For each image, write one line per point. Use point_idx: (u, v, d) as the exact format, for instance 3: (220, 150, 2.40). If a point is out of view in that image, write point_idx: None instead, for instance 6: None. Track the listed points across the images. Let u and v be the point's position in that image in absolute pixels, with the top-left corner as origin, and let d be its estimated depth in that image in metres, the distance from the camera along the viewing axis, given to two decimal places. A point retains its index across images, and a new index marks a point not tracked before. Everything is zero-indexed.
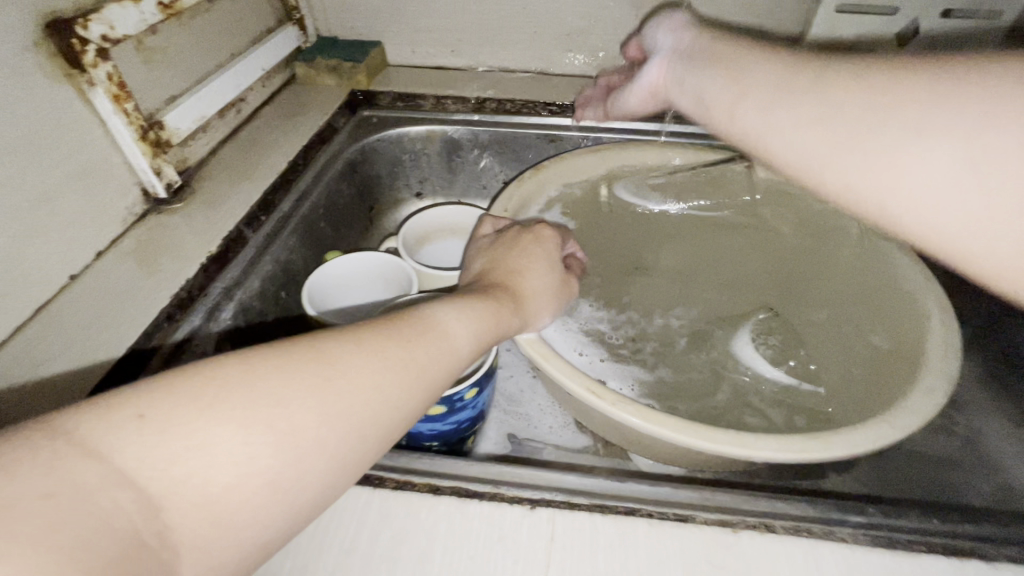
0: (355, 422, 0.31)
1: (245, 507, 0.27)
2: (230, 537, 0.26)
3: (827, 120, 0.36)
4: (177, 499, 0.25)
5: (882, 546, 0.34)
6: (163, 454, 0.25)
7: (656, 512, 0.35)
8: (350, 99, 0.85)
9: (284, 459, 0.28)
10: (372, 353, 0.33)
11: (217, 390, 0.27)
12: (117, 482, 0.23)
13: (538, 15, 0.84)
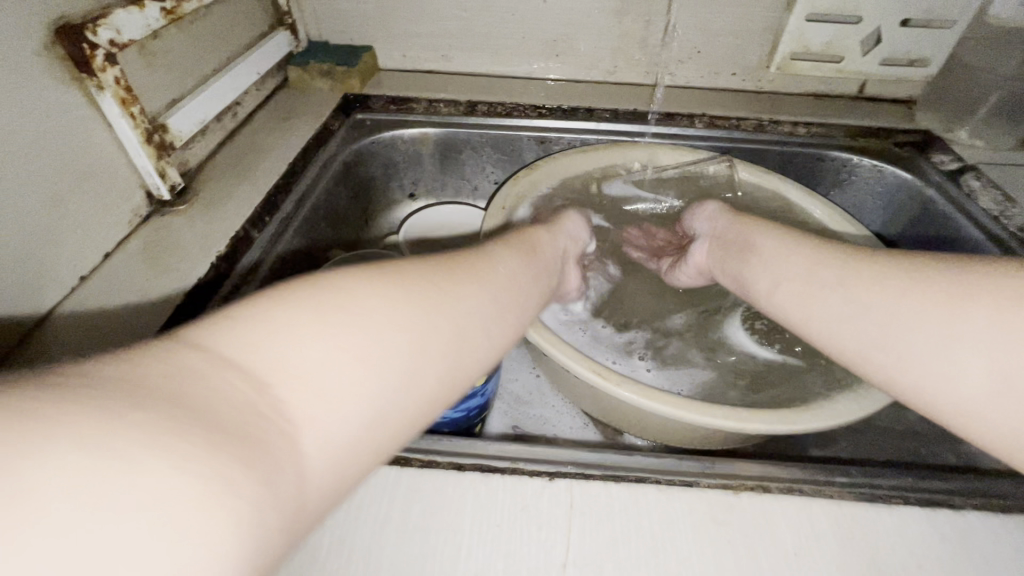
0: (441, 338, 0.32)
1: (352, 381, 0.27)
2: (345, 408, 0.26)
3: (830, 282, 0.46)
4: (296, 389, 0.25)
5: (865, 501, 0.38)
6: (263, 344, 0.26)
7: (664, 479, 0.38)
8: (343, 102, 0.86)
9: (377, 343, 0.29)
10: (440, 286, 0.35)
11: (313, 300, 0.29)
12: (222, 365, 0.24)
13: (525, 21, 0.87)
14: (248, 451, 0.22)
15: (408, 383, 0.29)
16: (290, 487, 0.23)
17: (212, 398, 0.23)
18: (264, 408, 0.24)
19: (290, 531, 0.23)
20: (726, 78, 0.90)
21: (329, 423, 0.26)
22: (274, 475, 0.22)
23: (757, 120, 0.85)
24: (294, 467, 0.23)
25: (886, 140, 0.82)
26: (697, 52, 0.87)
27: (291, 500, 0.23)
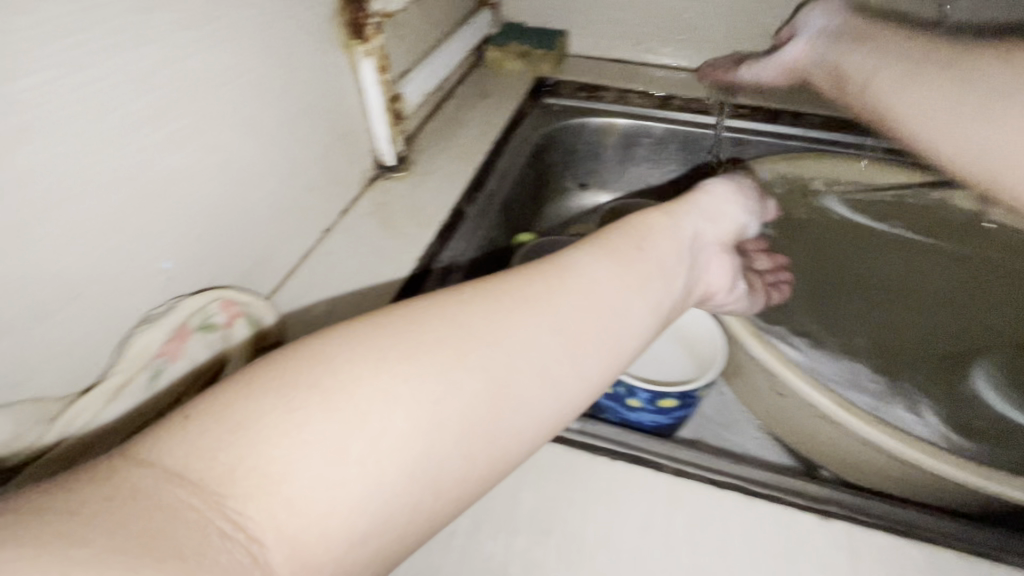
0: (529, 353, 0.29)
1: (435, 387, 0.26)
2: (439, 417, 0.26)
3: None
4: (353, 425, 0.24)
5: None
6: (343, 362, 0.25)
7: (962, 543, 0.33)
8: (535, 85, 0.86)
9: (445, 339, 0.28)
10: (534, 289, 0.31)
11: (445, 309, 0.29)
12: (299, 386, 0.24)
13: (737, 13, 0.82)
14: (294, 492, 0.22)
15: (488, 408, 0.27)
16: (342, 524, 0.22)
17: (277, 441, 0.22)
18: (320, 446, 0.23)
19: (355, 559, 0.23)
20: None
21: (400, 461, 0.24)
22: (328, 515, 0.22)
23: None
24: (350, 504, 0.23)
25: None
26: None
27: (344, 537, 0.22)
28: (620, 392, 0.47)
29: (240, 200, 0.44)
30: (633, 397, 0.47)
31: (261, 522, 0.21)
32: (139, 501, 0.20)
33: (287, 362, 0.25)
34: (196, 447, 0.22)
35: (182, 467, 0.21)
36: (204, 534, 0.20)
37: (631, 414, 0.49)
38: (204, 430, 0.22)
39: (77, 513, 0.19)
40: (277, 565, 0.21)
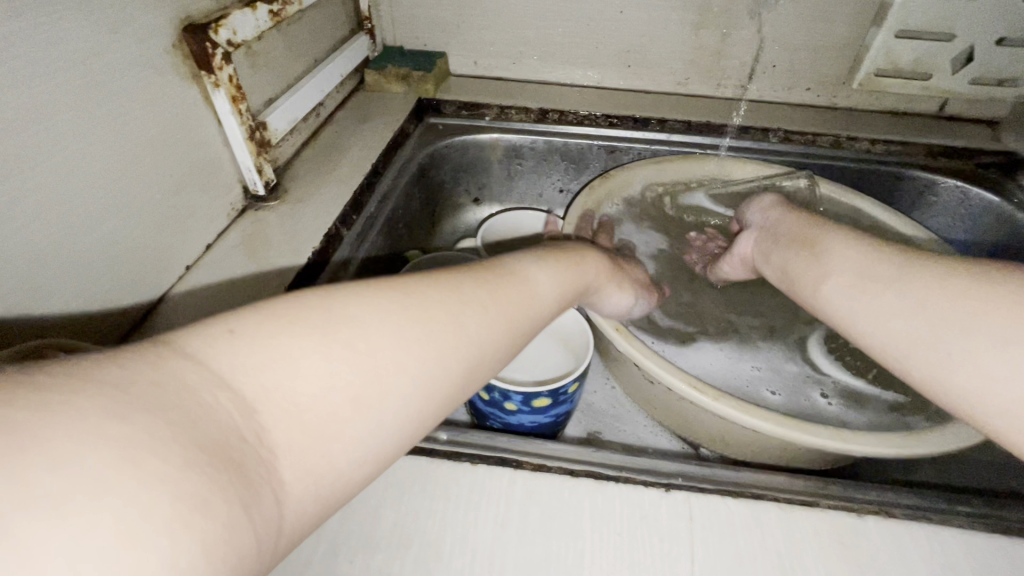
0: (500, 341, 0.33)
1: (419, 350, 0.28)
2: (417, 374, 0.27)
3: (886, 279, 0.44)
4: (371, 376, 0.25)
5: (996, 532, 0.36)
6: (355, 317, 0.27)
7: (783, 496, 0.37)
8: (418, 106, 0.88)
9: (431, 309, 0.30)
10: (494, 276, 0.35)
11: (430, 285, 0.31)
12: (320, 333, 0.25)
13: (600, 31, 0.88)
14: (314, 422, 0.23)
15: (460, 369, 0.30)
16: (339, 458, 0.24)
17: (311, 378, 0.24)
18: (342, 391, 0.24)
19: (337, 487, 0.24)
20: (800, 93, 0.88)
21: (400, 410, 0.26)
22: (326, 446, 0.23)
23: (835, 137, 0.83)
24: (350, 441, 0.24)
25: (969, 161, 0.80)
26: (773, 67, 0.86)
27: (338, 467, 0.24)
28: (496, 398, 0.49)
29: (69, 243, 0.41)
30: (508, 400, 0.48)
31: (281, 443, 0.22)
32: (186, 395, 0.20)
33: (315, 301, 0.26)
34: (244, 361, 0.23)
35: (231, 376, 0.22)
36: (236, 439, 0.21)
37: (510, 417, 0.50)
38: (247, 344, 0.23)
39: (121, 392, 0.19)
40: (290, 478, 0.22)
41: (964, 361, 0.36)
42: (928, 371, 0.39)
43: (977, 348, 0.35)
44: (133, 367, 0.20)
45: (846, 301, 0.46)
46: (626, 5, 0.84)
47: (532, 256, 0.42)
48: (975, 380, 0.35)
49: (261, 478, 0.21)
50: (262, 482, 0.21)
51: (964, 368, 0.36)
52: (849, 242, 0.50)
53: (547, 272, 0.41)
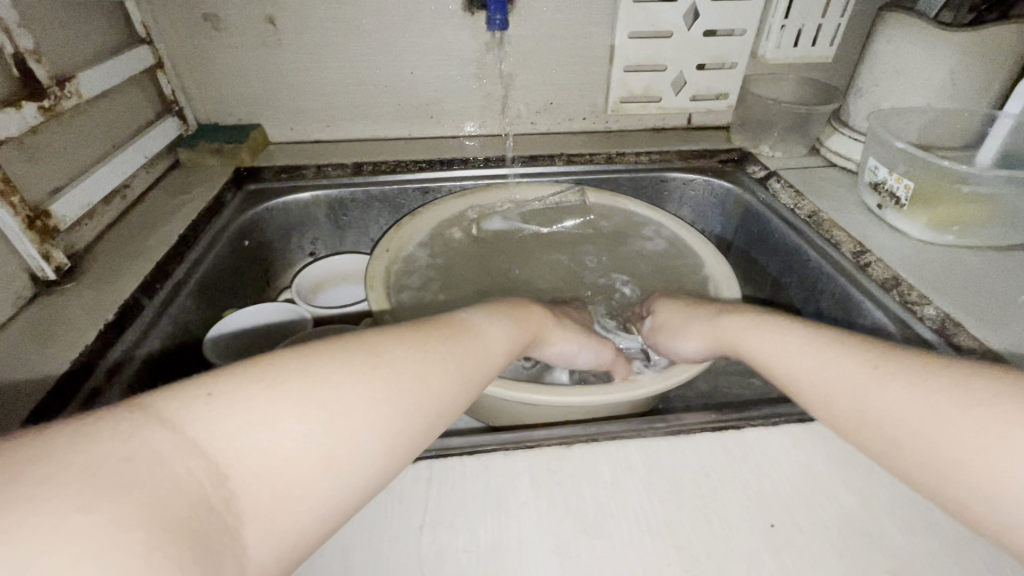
0: (453, 401, 0.44)
1: (363, 417, 0.37)
2: (362, 437, 0.36)
3: (896, 374, 0.41)
4: (332, 446, 0.35)
5: (670, 434, 0.46)
6: (317, 386, 0.36)
7: (511, 446, 0.45)
8: (235, 176, 0.93)
9: (383, 377, 0.39)
10: (446, 344, 0.46)
11: (390, 358, 0.41)
12: (278, 397, 0.34)
13: (399, 90, 0.99)
14: (275, 482, 0.32)
15: (400, 429, 0.39)
16: (298, 513, 0.33)
17: (281, 440, 0.33)
18: (306, 458, 0.33)
19: (284, 537, 0.32)
20: (579, 122, 1.04)
21: (362, 464, 0.36)
22: (272, 500, 0.32)
23: (607, 154, 0.99)
24: (310, 495, 0.33)
25: (713, 160, 0.98)
26: (550, 104, 1.01)
27: (302, 518, 0.33)
28: None
29: None
30: None
31: (245, 507, 0.30)
32: (158, 469, 0.28)
33: (298, 377, 0.36)
34: (214, 421, 0.31)
35: (202, 441, 0.30)
36: (207, 507, 0.29)
37: None
38: (224, 409, 0.32)
39: (93, 477, 0.26)
40: (253, 538, 0.30)
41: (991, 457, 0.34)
42: (837, 381, 0.44)
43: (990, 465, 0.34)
44: (108, 443, 0.28)
45: (761, 346, 0.52)
46: (415, 66, 0.96)
47: (489, 315, 0.53)
48: (902, 414, 0.39)
49: (226, 542, 0.29)
50: (233, 535, 0.29)
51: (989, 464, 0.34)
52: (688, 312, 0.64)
53: (505, 329, 0.52)
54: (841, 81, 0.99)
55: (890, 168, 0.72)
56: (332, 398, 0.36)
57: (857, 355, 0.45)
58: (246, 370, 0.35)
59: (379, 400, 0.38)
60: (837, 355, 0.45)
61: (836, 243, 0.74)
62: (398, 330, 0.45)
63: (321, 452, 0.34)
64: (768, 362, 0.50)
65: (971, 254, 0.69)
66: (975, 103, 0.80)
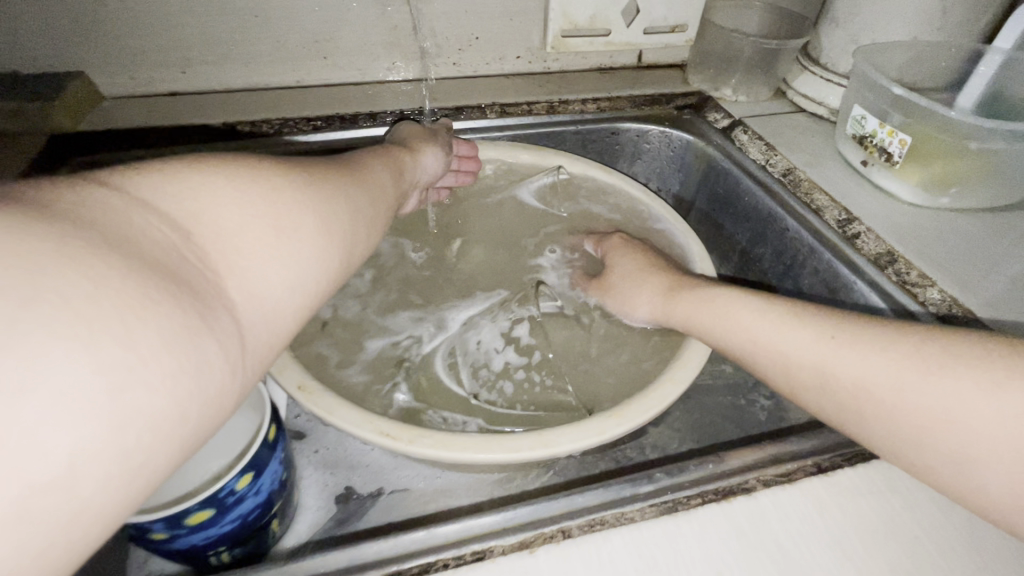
0: (376, 210, 0.43)
1: (318, 199, 0.35)
2: (322, 216, 0.35)
3: (805, 324, 0.39)
4: (296, 217, 0.32)
5: (665, 513, 0.34)
6: (259, 165, 0.33)
7: (452, 558, 0.33)
8: (52, 146, 0.68)
9: (318, 175, 0.37)
10: (354, 168, 0.44)
11: (312, 164, 0.39)
12: (224, 170, 0.31)
13: (273, 22, 0.75)
14: (248, 244, 0.29)
15: (349, 223, 0.37)
16: (278, 287, 0.30)
17: (239, 212, 0.30)
18: (273, 228, 0.31)
19: (268, 310, 0.29)
20: (512, 61, 0.85)
21: (325, 256, 0.34)
22: (252, 266, 0.29)
23: (548, 102, 0.82)
24: (287, 272, 0.31)
25: (667, 106, 0.83)
26: (476, 38, 0.82)
27: (282, 288, 0.30)
28: (136, 532, 0.38)
29: None
30: (151, 532, 0.37)
31: (222, 268, 0.28)
32: (111, 216, 0.25)
33: (234, 160, 0.32)
34: (163, 186, 0.28)
35: (149, 200, 0.27)
36: (178, 257, 0.26)
37: (167, 545, 0.39)
38: (169, 181, 0.29)
39: (56, 216, 0.23)
40: (240, 297, 0.28)
41: (931, 411, 0.33)
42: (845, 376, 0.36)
43: (934, 417, 0.33)
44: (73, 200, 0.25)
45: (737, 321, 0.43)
46: None
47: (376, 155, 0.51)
48: (864, 381, 0.35)
49: (214, 298, 0.27)
50: (217, 292, 0.27)
51: (932, 418, 0.33)
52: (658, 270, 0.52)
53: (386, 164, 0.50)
54: (808, 8, 0.86)
55: (881, 119, 0.62)
56: (282, 174, 0.34)
57: (766, 311, 0.42)
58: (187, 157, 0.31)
59: (322, 186, 0.36)
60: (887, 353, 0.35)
61: (817, 209, 0.64)
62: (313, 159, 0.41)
63: (290, 222, 0.32)
64: (725, 331, 0.43)
65: (963, 218, 0.62)
66: (960, 38, 0.71)
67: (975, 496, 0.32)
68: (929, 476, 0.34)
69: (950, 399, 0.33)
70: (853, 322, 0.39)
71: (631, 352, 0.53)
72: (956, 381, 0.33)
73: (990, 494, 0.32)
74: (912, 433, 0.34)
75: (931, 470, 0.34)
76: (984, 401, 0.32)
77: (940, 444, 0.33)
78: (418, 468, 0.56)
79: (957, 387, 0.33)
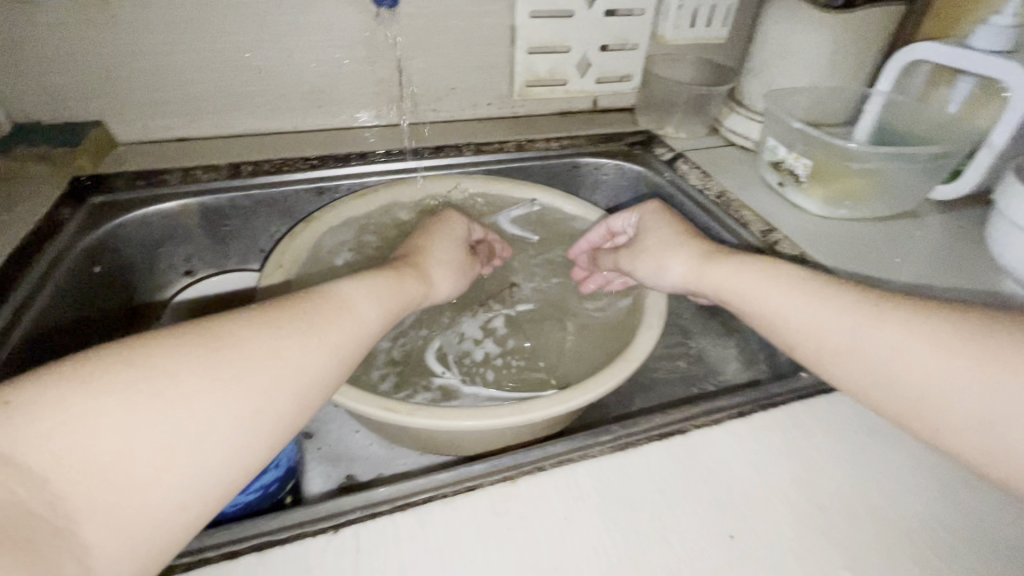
0: (328, 368, 0.40)
1: (228, 397, 0.34)
2: (231, 413, 0.34)
3: None
4: (193, 424, 0.32)
5: (618, 450, 0.43)
6: (169, 367, 0.33)
7: (450, 490, 0.40)
8: (74, 186, 0.76)
9: (246, 354, 0.36)
10: (311, 312, 0.42)
11: (247, 336, 0.37)
12: (123, 384, 0.31)
13: (274, 76, 0.85)
14: (126, 471, 0.29)
15: (276, 405, 0.36)
16: (162, 505, 0.31)
17: (109, 440, 0.29)
18: (160, 445, 0.31)
19: (148, 532, 0.30)
20: (484, 107, 0.98)
21: (223, 451, 0.33)
22: (128, 492, 0.29)
23: (517, 141, 0.94)
24: (161, 486, 0.30)
25: (620, 143, 0.97)
26: (452, 88, 0.94)
27: (165, 508, 0.31)
28: None
29: None
30: None
31: (85, 506, 0.28)
32: None
33: (142, 361, 0.32)
34: (44, 418, 0.28)
35: (26, 439, 0.28)
36: (31, 509, 0.27)
37: None
38: (52, 413, 0.29)
39: None
40: (97, 535, 0.28)
41: (948, 371, 0.39)
42: (873, 343, 0.42)
43: (951, 373, 0.39)
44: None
45: (748, 283, 0.50)
46: (292, 49, 0.83)
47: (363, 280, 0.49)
48: (885, 347, 0.42)
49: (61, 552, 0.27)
50: (65, 545, 0.27)
51: (947, 376, 0.39)
52: (676, 247, 0.57)
53: (375, 296, 0.48)
54: (732, 60, 1.02)
55: (789, 148, 0.75)
56: (193, 368, 0.34)
57: None
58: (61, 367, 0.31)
59: (243, 369, 0.36)
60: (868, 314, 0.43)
61: (745, 223, 0.76)
62: (245, 316, 0.39)
63: (184, 432, 0.32)
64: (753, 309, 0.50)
65: (860, 226, 0.75)
66: (850, 83, 0.86)
67: (984, 446, 0.38)
68: (942, 432, 0.40)
69: (961, 358, 0.39)
70: (760, 299, 0.49)
71: (595, 343, 0.63)
72: (962, 345, 0.39)
73: (1001, 440, 0.37)
74: (935, 391, 0.39)
75: (950, 428, 0.39)
76: (990, 357, 0.38)
77: (955, 399, 0.39)
78: (414, 456, 0.63)
79: (964, 350, 0.39)
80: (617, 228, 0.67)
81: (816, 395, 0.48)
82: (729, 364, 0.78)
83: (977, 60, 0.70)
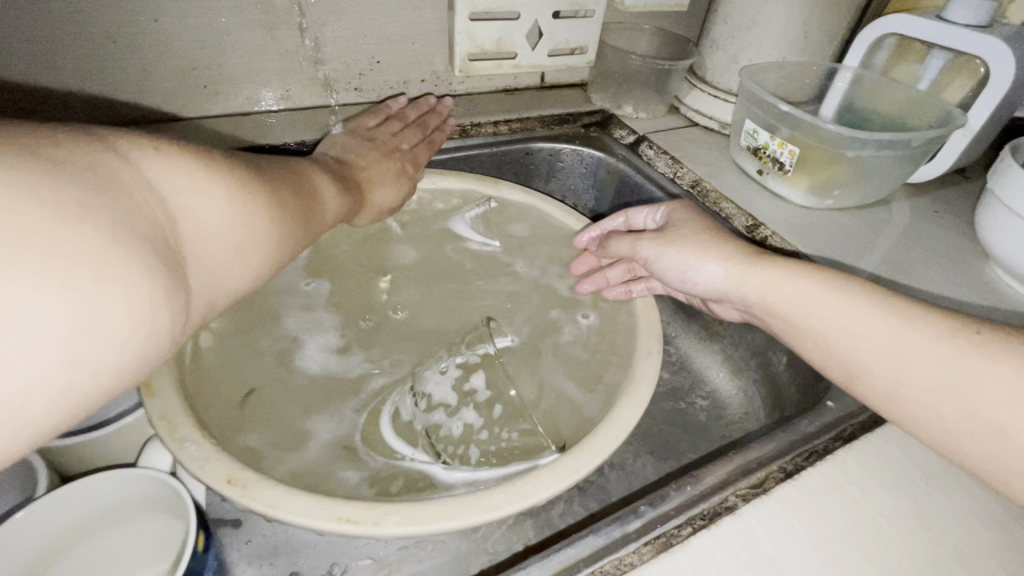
0: (309, 236, 0.45)
1: (268, 220, 0.38)
2: (266, 237, 0.38)
3: None
4: (245, 228, 0.36)
5: (660, 550, 0.34)
6: (234, 176, 0.36)
7: None
8: None
9: (275, 191, 0.41)
10: (305, 185, 0.47)
11: (272, 180, 0.41)
12: (209, 177, 0.34)
13: (135, 48, 0.64)
14: (204, 239, 0.33)
15: (287, 249, 0.41)
16: (222, 280, 0.34)
17: (204, 213, 0.33)
18: (229, 234, 0.35)
19: (204, 303, 0.33)
20: (417, 85, 0.82)
21: (266, 249, 0.38)
22: (201, 260, 0.32)
23: (460, 126, 0.80)
24: (226, 268, 0.34)
25: (576, 124, 0.85)
26: (377, 63, 0.77)
27: (221, 287, 0.34)
28: None
29: None
30: None
31: (190, 256, 0.31)
32: (114, 185, 0.28)
33: (214, 161, 0.35)
34: (157, 170, 0.31)
35: (148, 177, 0.30)
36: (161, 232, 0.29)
37: None
38: (167, 167, 0.32)
39: (62, 173, 0.25)
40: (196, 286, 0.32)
41: None
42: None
43: None
44: (70, 155, 0.27)
45: (835, 312, 0.41)
46: (157, 10, 0.62)
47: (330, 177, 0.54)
48: None
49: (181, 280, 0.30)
50: (182, 278, 0.30)
51: None
52: (712, 243, 0.49)
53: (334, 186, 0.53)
54: (688, 30, 0.93)
55: (771, 132, 0.68)
56: (246, 182, 0.37)
57: None
58: (129, 131, 0.32)
59: (273, 202, 0.39)
60: (980, 357, 0.37)
61: (727, 217, 0.68)
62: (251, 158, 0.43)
63: (241, 231, 0.35)
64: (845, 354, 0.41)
65: (841, 215, 0.71)
66: (816, 57, 0.81)
67: None
68: None
69: None
70: None
71: (588, 379, 0.53)
72: None
73: None
74: None
75: None
76: None
77: None
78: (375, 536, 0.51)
79: None
80: (637, 222, 0.59)
81: (858, 437, 0.42)
82: (715, 371, 0.72)
83: (955, 36, 0.66)
